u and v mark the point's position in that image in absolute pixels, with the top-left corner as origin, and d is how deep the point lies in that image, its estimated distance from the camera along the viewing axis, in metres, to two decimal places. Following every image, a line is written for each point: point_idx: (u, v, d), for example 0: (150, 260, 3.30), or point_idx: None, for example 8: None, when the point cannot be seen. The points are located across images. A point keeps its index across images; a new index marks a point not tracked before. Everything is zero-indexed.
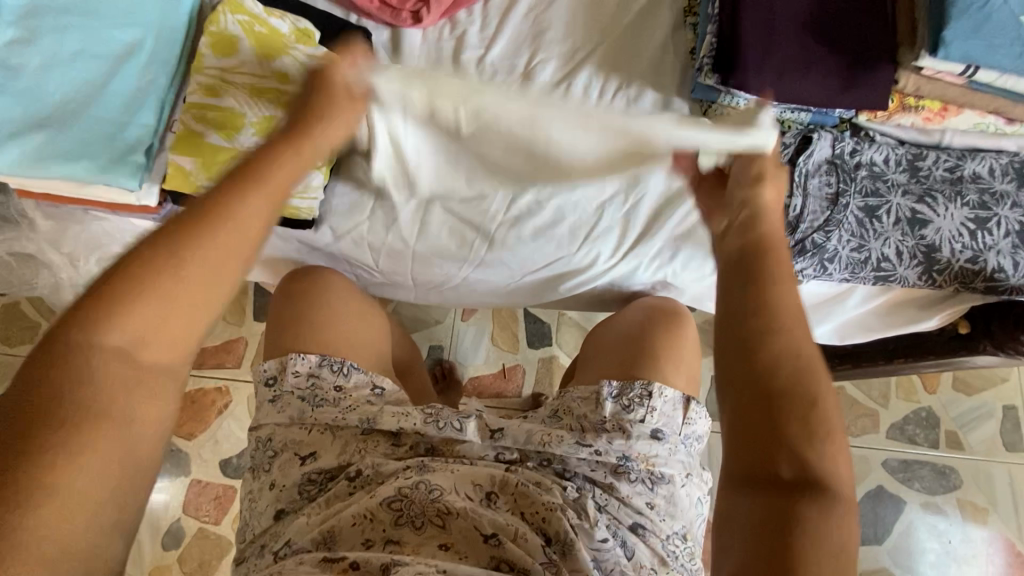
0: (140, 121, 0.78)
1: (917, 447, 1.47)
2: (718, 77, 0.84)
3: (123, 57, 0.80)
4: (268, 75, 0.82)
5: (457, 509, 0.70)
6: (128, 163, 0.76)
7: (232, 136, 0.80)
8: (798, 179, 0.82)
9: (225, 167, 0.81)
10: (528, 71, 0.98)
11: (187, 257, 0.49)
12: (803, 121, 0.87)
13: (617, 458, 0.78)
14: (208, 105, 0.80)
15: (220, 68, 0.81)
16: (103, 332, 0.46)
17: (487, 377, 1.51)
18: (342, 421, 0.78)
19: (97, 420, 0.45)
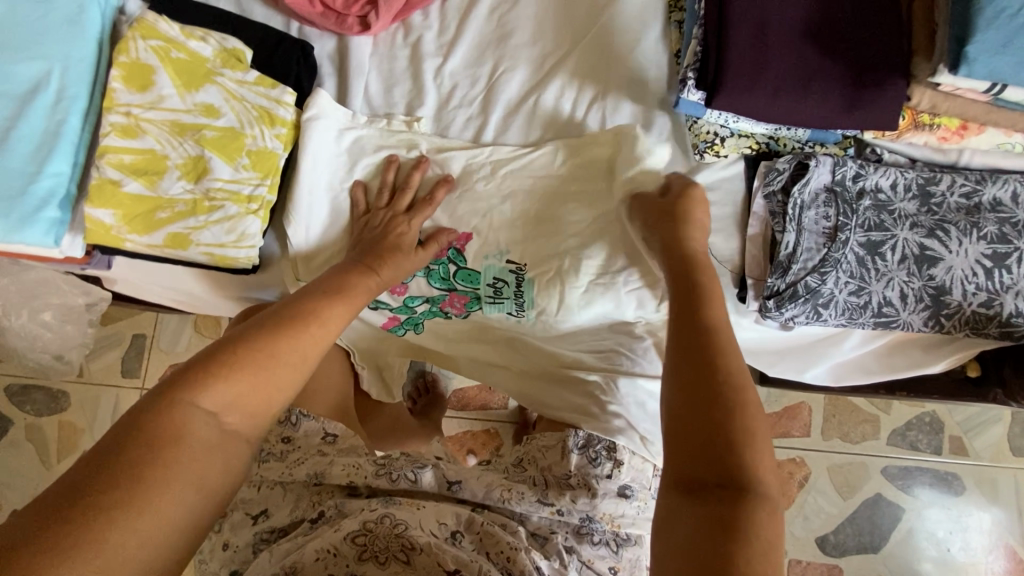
0: (50, 170, 0.70)
1: (919, 453, 1.41)
2: (702, 94, 0.75)
3: (29, 98, 0.72)
4: (192, 109, 0.75)
5: (421, 544, 0.62)
6: (40, 219, 0.69)
7: (154, 183, 0.73)
8: (791, 213, 0.73)
9: (150, 218, 0.74)
10: (491, 83, 0.87)
11: (274, 357, 0.59)
12: (801, 138, 0.78)
13: (580, 518, 0.71)
14: (125, 149, 0.73)
15: (135, 105, 0.73)
16: (204, 396, 0.54)
17: (472, 389, 1.46)
18: (289, 477, 0.73)
19: (169, 464, 0.50)
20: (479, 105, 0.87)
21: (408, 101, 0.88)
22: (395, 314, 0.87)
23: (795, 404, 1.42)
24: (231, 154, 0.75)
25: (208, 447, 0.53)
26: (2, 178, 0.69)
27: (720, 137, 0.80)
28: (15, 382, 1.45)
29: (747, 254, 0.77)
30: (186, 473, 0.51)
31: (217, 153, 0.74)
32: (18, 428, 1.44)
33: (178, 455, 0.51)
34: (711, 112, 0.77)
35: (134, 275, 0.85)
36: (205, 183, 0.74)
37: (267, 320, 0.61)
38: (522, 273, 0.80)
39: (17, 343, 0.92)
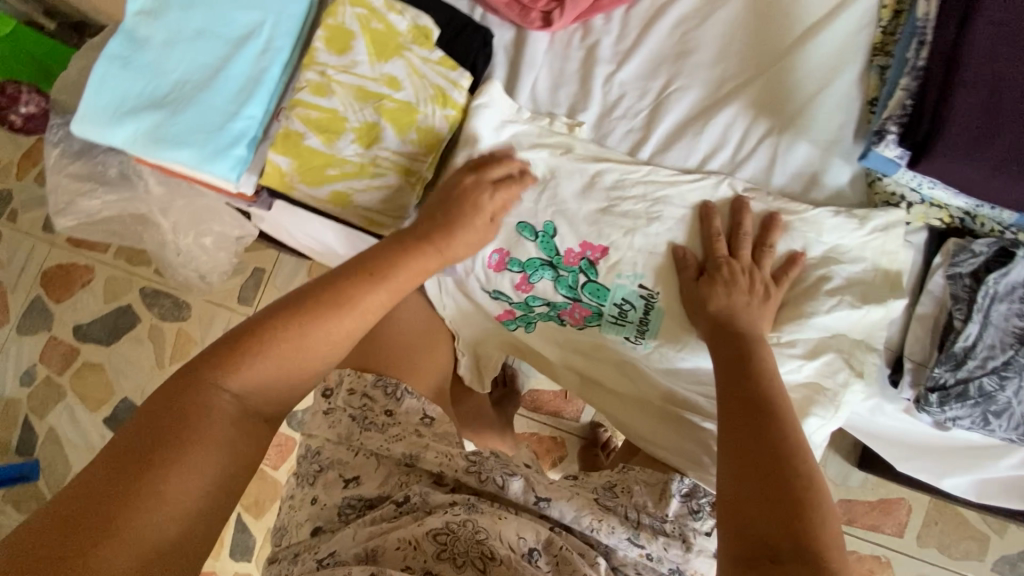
0: (246, 112, 0.76)
1: None
2: (903, 151, 0.68)
3: (241, 42, 0.77)
4: (377, 79, 0.78)
5: (501, 556, 0.63)
6: (229, 155, 0.74)
7: (332, 140, 0.78)
8: (980, 302, 0.65)
9: (320, 172, 0.78)
10: (660, 100, 0.85)
11: (302, 341, 0.63)
12: (1006, 221, 0.68)
13: (670, 568, 0.70)
14: (313, 104, 0.77)
15: (331, 65, 0.78)
16: (231, 378, 0.60)
17: (548, 393, 1.45)
18: (387, 451, 0.75)
19: (179, 445, 0.56)
20: (643, 119, 0.85)
21: (572, 103, 0.87)
22: (512, 308, 0.87)
23: (892, 498, 1.29)
24: (403, 127, 0.78)
25: (231, 422, 0.59)
26: (204, 112, 0.75)
27: (906, 202, 0.73)
28: (150, 286, 1.62)
29: (908, 334, 0.71)
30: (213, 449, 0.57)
31: (393, 124, 0.78)
32: (144, 326, 1.62)
33: (209, 428, 0.58)
34: (905, 173, 0.70)
35: (286, 220, 0.92)
36: (375, 150, 0.78)
37: (302, 299, 0.65)
38: (652, 300, 0.78)
39: (173, 258, 1.02)
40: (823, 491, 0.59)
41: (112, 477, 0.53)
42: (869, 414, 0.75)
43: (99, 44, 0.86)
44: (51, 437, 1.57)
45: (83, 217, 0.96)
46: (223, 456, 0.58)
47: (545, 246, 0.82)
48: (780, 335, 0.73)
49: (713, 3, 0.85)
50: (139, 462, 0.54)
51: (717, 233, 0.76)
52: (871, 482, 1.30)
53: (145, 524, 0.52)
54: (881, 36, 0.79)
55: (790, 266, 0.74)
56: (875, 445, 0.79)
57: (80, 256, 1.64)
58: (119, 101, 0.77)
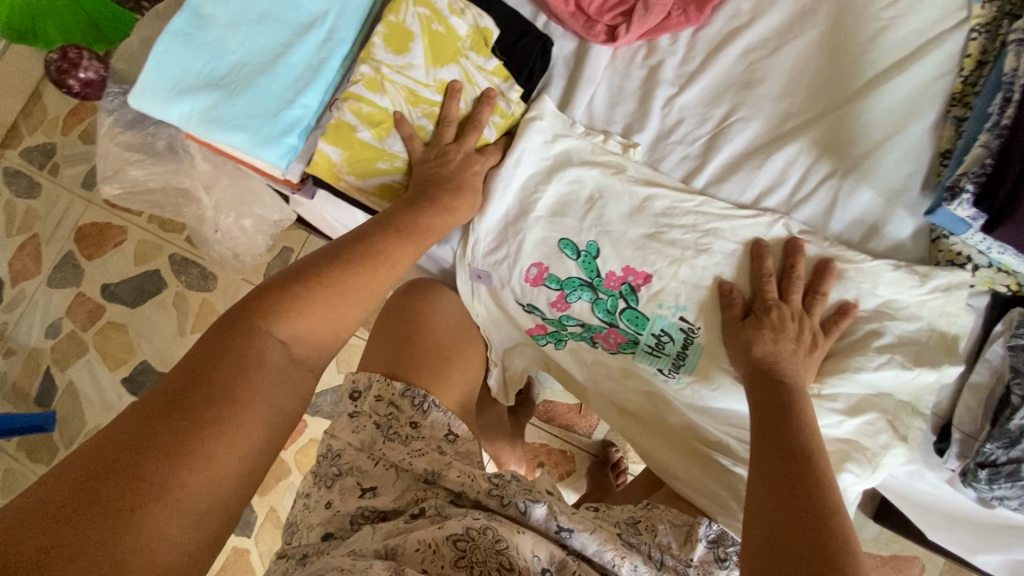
0: (303, 101, 0.75)
1: None
2: (978, 215, 0.64)
3: (303, 29, 0.76)
4: (431, 84, 0.78)
5: (519, 567, 0.63)
6: (281, 143, 0.73)
7: (382, 137, 0.77)
8: None
9: (369, 166, 0.78)
10: (720, 128, 0.82)
11: (335, 305, 0.66)
12: None
13: None
14: (367, 100, 0.76)
15: (387, 63, 0.77)
16: (279, 326, 0.62)
17: (563, 405, 1.44)
18: (408, 464, 0.74)
19: (234, 393, 0.56)
20: (700, 146, 0.82)
21: (629, 121, 0.85)
22: (544, 324, 0.86)
23: (905, 555, 1.25)
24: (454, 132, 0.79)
25: (280, 372, 0.61)
26: (261, 96, 0.74)
27: (972, 264, 0.70)
28: (179, 254, 1.64)
29: (959, 403, 0.68)
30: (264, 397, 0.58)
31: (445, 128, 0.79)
32: (170, 292, 1.63)
33: (252, 385, 0.58)
34: (976, 235, 0.67)
35: (327, 209, 0.91)
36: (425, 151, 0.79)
37: (332, 265, 0.67)
38: (692, 335, 0.76)
39: (210, 234, 1.02)
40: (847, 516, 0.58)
41: (167, 423, 0.53)
42: (905, 479, 0.73)
43: (162, 16, 0.86)
44: (70, 391, 1.60)
45: (128, 186, 0.96)
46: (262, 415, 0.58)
47: (587, 266, 0.80)
48: (822, 387, 0.70)
49: (786, 34, 0.82)
50: (185, 420, 0.53)
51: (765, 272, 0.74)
52: (885, 536, 1.26)
53: (201, 479, 0.52)
54: (962, 86, 0.76)
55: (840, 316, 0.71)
56: (907, 509, 0.77)
57: (115, 216, 1.66)
58: (175, 77, 0.75)
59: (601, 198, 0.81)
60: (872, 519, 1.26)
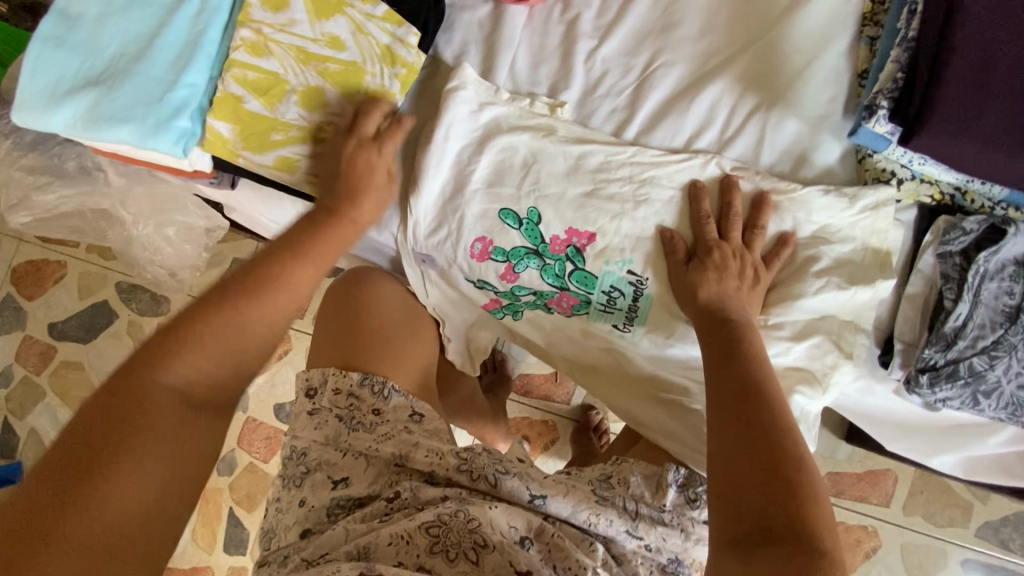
0: (186, 80, 0.72)
1: (1013, 555, 1.27)
2: (894, 128, 0.66)
3: (175, 6, 0.73)
4: (319, 39, 0.74)
5: (493, 543, 0.66)
6: (172, 128, 0.70)
7: (273, 104, 0.74)
8: (970, 281, 0.64)
9: (264, 137, 0.74)
10: (644, 76, 0.81)
11: (241, 313, 0.64)
12: (995, 196, 0.68)
13: (669, 558, 0.70)
14: (252, 65, 0.73)
15: (267, 23, 0.73)
16: (199, 332, 0.62)
17: (538, 377, 1.45)
18: (375, 451, 0.74)
19: (154, 405, 0.57)
20: (627, 97, 0.81)
21: (554, 80, 0.83)
22: (498, 298, 0.85)
23: (879, 469, 1.31)
24: (350, 89, 0.75)
25: (202, 381, 0.61)
26: (143, 83, 0.71)
27: (897, 179, 0.71)
28: (125, 281, 1.57)
29: (899, 314, 0.70)
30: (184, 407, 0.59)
31: (338, 86, 0.75)
32: (121, 322, 1.57)
33: (171, 394, 0.59)
34: (896, 149, 0.68)
35: (257, 207, 0.88)
36: (321, 114, 0.75)
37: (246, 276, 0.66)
38: (641, 287, 0.77)
39: (139, 254, 0.98)
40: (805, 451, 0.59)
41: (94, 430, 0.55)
42: (859, 394, 0.75)
43: None
44: (31, 439, 1.53)
45: (38, 213, 0.92)
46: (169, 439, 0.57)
47: (530, 234, 0.79)
48: (768, 318, 0.72)
49: None
50: (107, 426, 0.55)
51: (703, 214, 0.74)
52: (859, 455, 1.32)
53: (113, 488, 0.53)
54: (871, 4, 0.77)
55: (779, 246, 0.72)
56: (863, 423, 0.80)
57: (52, 252, 1.59)
58: (53, 82, 0.73)
59: (535, 161, 0.80)
60: (844, 441, 1.31)
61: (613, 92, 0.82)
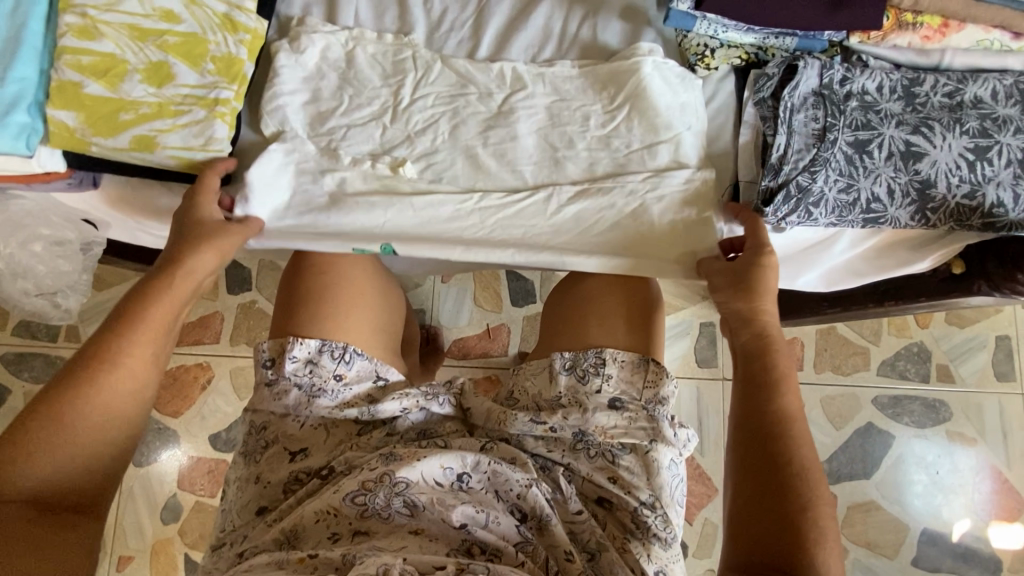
0: (14, 74, 0.70)
1: (908, 382, 1.46)
2: (692, 1, 0.76)
3: None
4: (152, 14, 0.74)
5: (423, 502, 0.70)
6: (9, 124, 0.69)
7: (115, 85, 0.73)
8: (782, 115, 0.75)
9: (113, 120, 0.73)
10: (481, 8, 0.88)
11: (110, 361, 0.63)
12: (789, 47, 0.80)
13: (574, 433, 0.79)
14: (82, 49, 0.71)
15: (91, 6, 0.72)
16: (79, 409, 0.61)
17: (472, 337, 1.48)
18: (340, 417, 0.80)
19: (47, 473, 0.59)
20: (471, 29, 0.87)
21: (398, 26, 0.87)
22: None
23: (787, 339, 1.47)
24: (195, 60, 0.75)
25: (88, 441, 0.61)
26: None
27: (710, 49, 0.81)
28: (10, 351, 1.42)
29: (740, 161, 0.81)
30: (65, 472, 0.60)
31: (181, 58, 0.75)
32: (17, 396, 1.41)
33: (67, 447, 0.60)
34: (702, 23, 0.78)
35: (125, 206, 0.86)
36: (170, 89, 0.74)
37: (97, 351, 0.63)
38: None
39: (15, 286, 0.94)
40: (829, 518, 0.61)
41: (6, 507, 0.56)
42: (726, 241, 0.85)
43: None
44: None
45: None
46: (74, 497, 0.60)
47: None
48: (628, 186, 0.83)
49: None
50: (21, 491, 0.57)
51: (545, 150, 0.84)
52: None
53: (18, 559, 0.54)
54: None
55: (630, 153, 0.82)
56: None
57: None
58: None
59: (399, 104, 0.84)
60: None
61: (458, 29, 0.87)
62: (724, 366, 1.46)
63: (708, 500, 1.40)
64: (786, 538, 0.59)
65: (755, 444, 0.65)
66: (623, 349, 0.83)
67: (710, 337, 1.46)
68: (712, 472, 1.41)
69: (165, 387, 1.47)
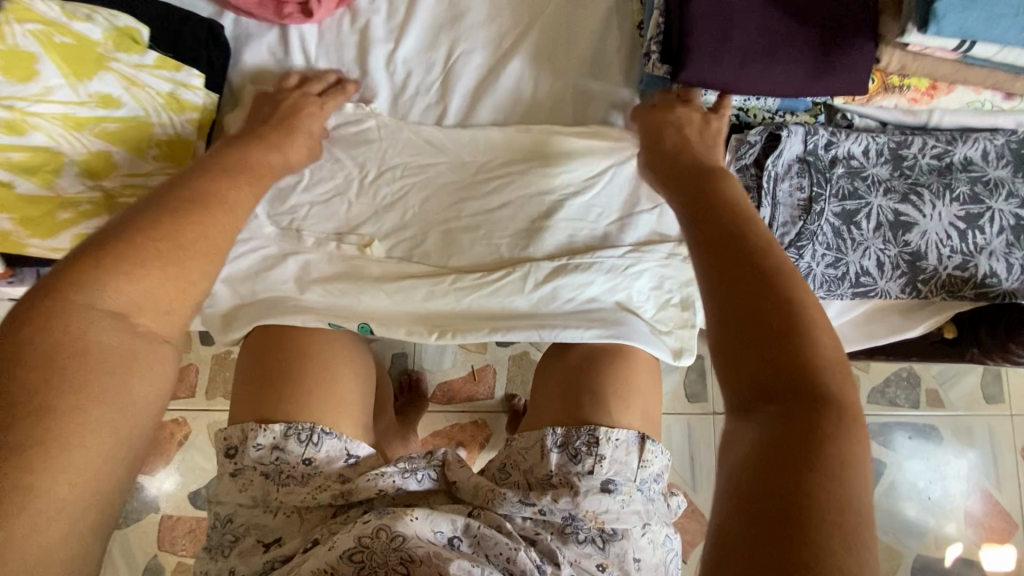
0: None
1: (899, 408, 1.45)
2: (668, 67, 0.72)
3: None
4: (88, 101, 0.69)
5: (420, 556, 0.64)
6: None
7: (50, 181, 0.68)
8: (766, 188, 0.72)
9: (50, 220, 0.69)
10: (448, 69, 0.83)
11: (190, 255, 0.51)
12: (771, 108, 0.75)
13: (564, 517, 0.72)
14: (11, 146, 0.66)
15: (17, 97, 0.66)
16: (102, 289, 0.46)
17: (457, 380, 1.44)
18: (312, 502, 0.72)
19: (81, 383, 0.43)
20: (438, 92, 0.83)
21: (359, 91, 0.82)
22: None
23: None
24: (138, 147, 0.71)
25: (120, 352, 0.45)
26: None
27: None
28: None
29: None
30: (116, 388, 0.44)
31: (123, 147, 0.70)
32: None
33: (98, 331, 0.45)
34: (679, 87, 0.75)
35: None
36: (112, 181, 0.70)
37: (165, 214, 0.52)
38: None
39: None
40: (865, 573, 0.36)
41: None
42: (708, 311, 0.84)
43: None
44: None
45: None
46: (123, 407, 0.44)
47: None
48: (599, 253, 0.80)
49: None
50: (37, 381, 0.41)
51: (519, 214, 0.81)
52: None
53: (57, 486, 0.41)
54: None
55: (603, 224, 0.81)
56: None
57: None
58: None
59: (366, 177, 0.81)
60: None
61: (424, 91, 0.83)
62: (714, 399, 1.43)
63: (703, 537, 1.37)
64: (775, 403, 0.43)
65: (754, 359, 0.44)
66: (619, 426, 0.76)
67: (699, 371, 1.43)
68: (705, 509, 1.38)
69: None
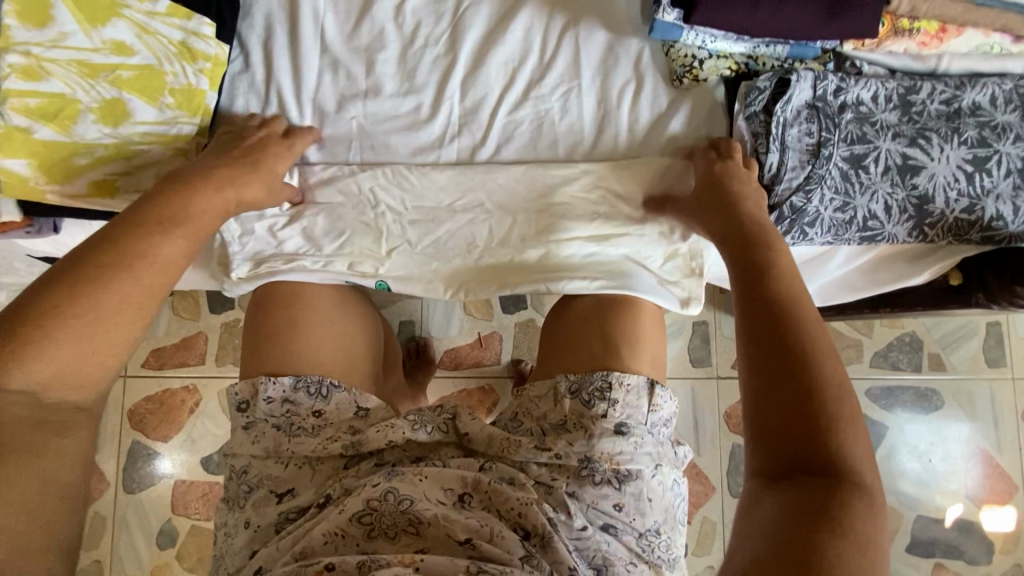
0: None
1: (901, 372, 1.47)
2: (679, 13, 0.72)
3: None
4: (102, 48, 0.69)
5: (428, 518, 0.67)
6: None
7: (67, 128, 0.69)
8: (774, 132, 0.72)
9: (68, 166, 0.70)
10: (457, 20, 0.82)
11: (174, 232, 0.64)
12: (780, 55, 0.76)
13: (580, 460, 0.73)
14: (28, 91, 0.67)
15: (34, 43, 0.66)
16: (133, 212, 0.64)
17: (464, 347, 1.46)
18: (324, 451, 0.74)
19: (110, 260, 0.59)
20: (446, 44, 0.82)
21: (368, 43, 0.82)
22: None
23: None
24: (153, 94, 0.71)
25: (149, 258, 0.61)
26: None
27: (698, 60, 0.77)
28: None
29: None
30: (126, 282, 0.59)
31: (138, 94, 0.71)
32: None
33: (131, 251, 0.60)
34: (689, 33, 0.74)
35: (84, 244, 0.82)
36: (127, 128, 0.71)
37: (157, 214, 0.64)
38: None
39: None
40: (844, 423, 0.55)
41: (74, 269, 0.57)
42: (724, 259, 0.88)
43: None
44: None
45: None
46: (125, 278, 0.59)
47: None
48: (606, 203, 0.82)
49: None
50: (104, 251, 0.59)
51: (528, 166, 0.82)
52: None
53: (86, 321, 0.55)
54: None
55: None
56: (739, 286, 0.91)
57: None
58: None
59: (376, 130, 0.82)
60: None
61: (433, 43, 0.82)
62: (718, 364, 1.44)
63: (707, 499, 1.39)
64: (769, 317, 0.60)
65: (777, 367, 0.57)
66: (628, 371, 0.78)
67: (703, 336, 1.44)
68: (709, 471, 1.41)
69: (153, 411, 1.44)
